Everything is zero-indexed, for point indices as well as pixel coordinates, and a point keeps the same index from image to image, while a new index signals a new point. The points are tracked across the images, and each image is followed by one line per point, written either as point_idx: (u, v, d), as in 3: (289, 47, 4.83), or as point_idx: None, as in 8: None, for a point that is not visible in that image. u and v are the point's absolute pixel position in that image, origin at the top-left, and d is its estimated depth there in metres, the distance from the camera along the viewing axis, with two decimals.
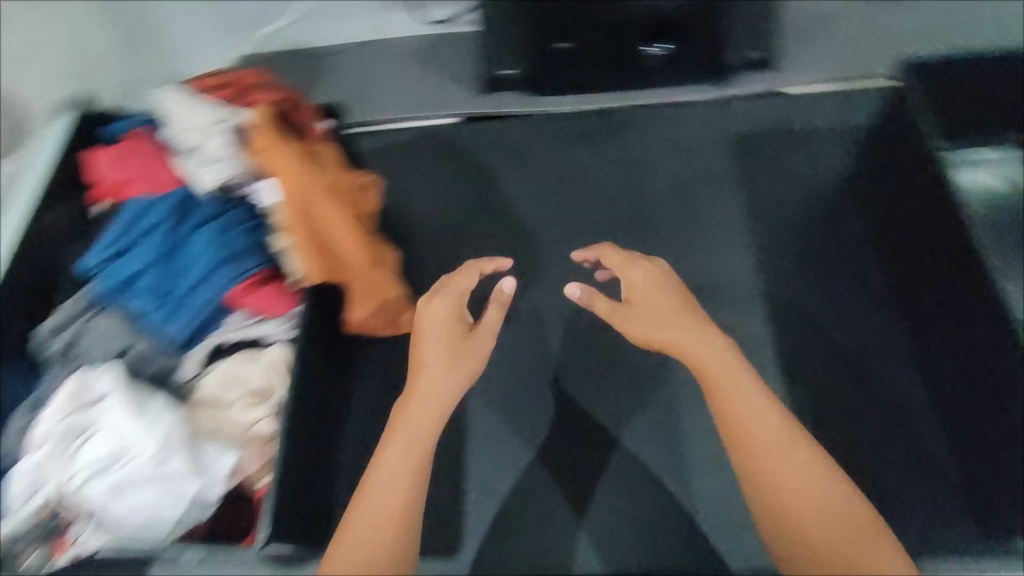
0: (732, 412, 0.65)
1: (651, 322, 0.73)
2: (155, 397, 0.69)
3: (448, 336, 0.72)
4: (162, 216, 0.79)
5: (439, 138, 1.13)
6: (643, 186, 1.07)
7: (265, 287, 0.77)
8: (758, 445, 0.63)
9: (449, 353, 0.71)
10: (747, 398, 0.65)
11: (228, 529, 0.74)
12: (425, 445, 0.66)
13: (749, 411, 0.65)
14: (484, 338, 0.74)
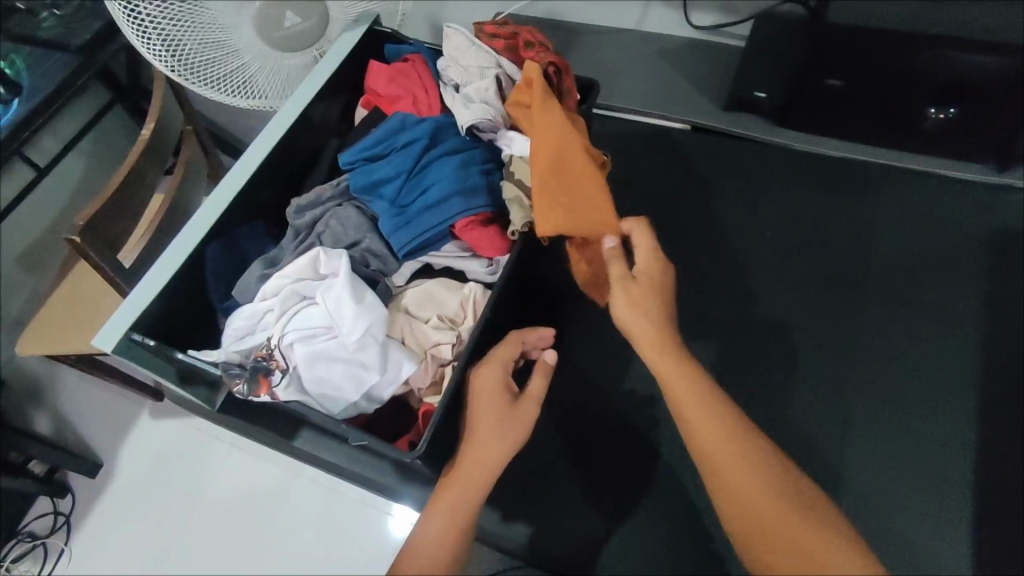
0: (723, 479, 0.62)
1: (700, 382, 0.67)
2: (368, 290, 0.75)
3: (500, 407, 0.70)
4: (417, 137, 0.86)
5: (662, 140, 1.15)
6: (871, 251, 1.01)
7: (487, 228, 0.81)
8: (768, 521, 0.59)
9: (503, 420, 0.69)
10: (757, 476, 0.61)
11: (384, 429, 0.80)
12: (470, 495, 0.66)
13: (751, 492, 0.60)
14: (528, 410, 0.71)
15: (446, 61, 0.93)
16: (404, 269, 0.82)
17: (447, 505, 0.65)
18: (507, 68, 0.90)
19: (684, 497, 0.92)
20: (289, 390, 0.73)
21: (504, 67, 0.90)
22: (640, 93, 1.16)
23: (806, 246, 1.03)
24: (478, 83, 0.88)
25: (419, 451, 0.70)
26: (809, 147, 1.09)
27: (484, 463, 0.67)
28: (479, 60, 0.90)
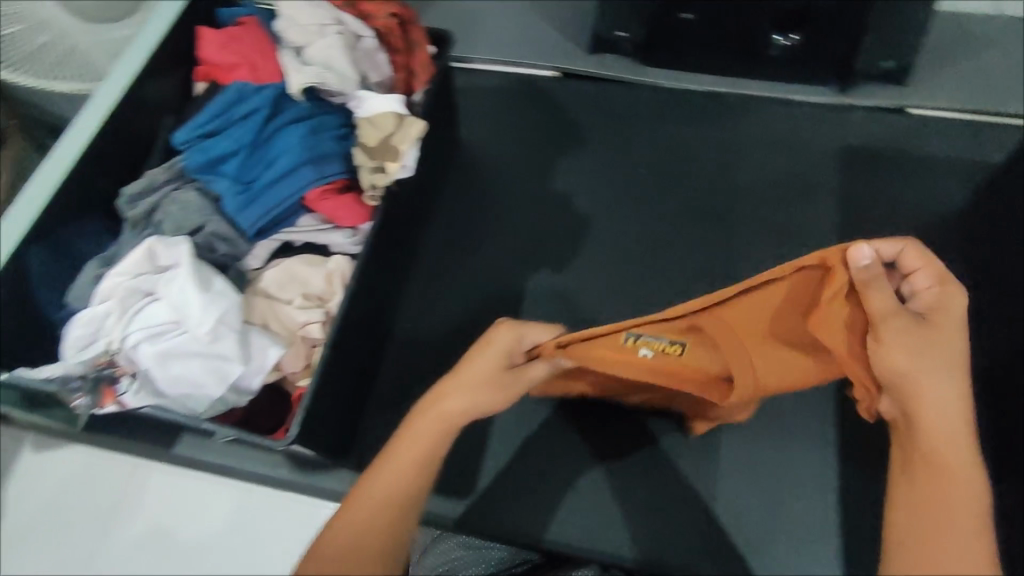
0: (925, 487, 0.50)
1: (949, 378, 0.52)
2: (217, 278, 0.69)
3: (498, 368, 0.59)
4: (258, 106, 0.79)
5: (532, 91, 1.13)
6: (740, 179, 1.04)
7: (343, 196, 0.77)
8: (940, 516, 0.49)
9: (495, 380, 0.58)
10: (967, 490, 0.49)
11: (261, 422, 0.76)
12: (431, 459, 0.55)
13: (932, 492, 0.50)
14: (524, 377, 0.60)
15: (281, 20, 0.85)
16: (260, 251, 0.76)
17: (428, 443, 0.56)
18: (349, 24, 0.85)
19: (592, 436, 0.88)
20: (142, 395, 0.68)
21: (346, 24, 0.85)
22: (502, 45, 1.13)
23: (678, 181, 1.05)
24: (319, 43, 0.82)
25: (289, 439, 0.69)
26: (673, 84, 1.10)
27: (450, 417, 0.57)
28: (317, 18, 0.84)
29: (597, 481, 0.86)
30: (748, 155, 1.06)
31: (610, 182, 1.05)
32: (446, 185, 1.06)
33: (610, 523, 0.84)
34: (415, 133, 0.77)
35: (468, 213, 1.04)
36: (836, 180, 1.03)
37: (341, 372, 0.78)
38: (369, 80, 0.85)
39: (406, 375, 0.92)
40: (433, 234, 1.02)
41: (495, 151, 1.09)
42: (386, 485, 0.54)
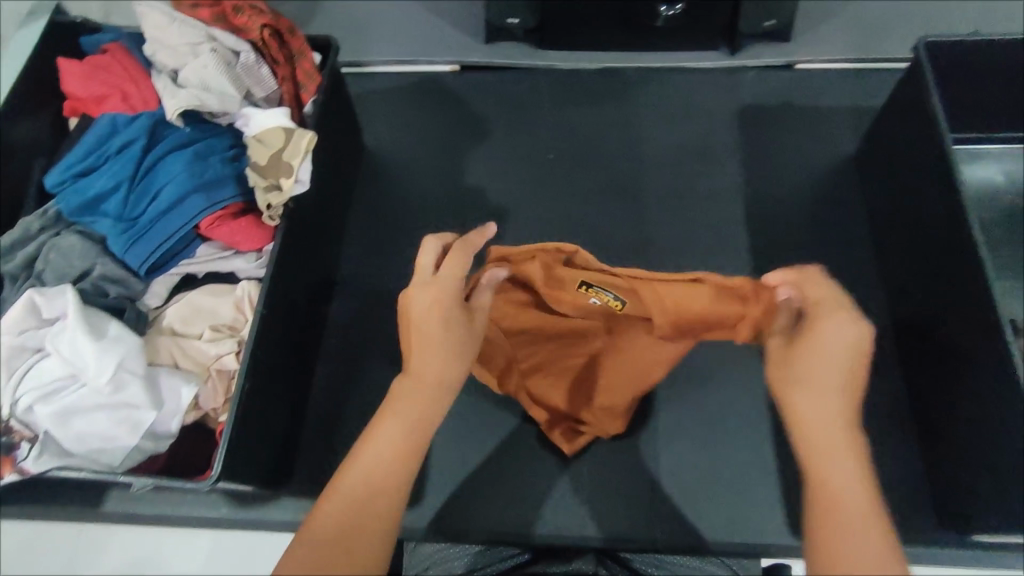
0: (824, 477, 0.55)
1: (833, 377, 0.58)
2: (111, 323, 0.66)
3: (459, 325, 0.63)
4: (134, 136, 0.75)
5: (432, 87, 1.12)
6: (645, 151, 1.06)
7: (239, 219, 0.74)
8: (844, 513, 0.53)
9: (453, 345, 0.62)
10: (842, 472, 0.55)
11: (187, 464, 0.73)
12: (433, 399, 0.61)
13: (830, 486, 0.55)
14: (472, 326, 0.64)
15: (150, 44, 0.81)
16: (158, 288, 0.73)
17: (418, 403, 0.60)
18: (222, 40, 0.81)
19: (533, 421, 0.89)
20: (46, 458, 0.64)
21: (218, 40, 0.80)
22: (398, 47, 1.13)
23: (586, 159, 1.06)
24: (192, 64, 0.78)
25: (211, 480, 0.66)
26: (572, 66, 1.12)
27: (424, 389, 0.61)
28: (187, 38, 0.80)
29: (542, 464, 0.86)
30: (650, 125, 1.08)
31: (521, 168, 1.06)
32: (358, 193, 1.04)
33: (560, 503, 0.84)
34: (305, 146, 0.75)
35: (384, 218, 1.02)
36: (736, 138, 1.07)
37: (262, 397, 0.76)
38: (253, 96, 0.82)
39: (337, 391, 0.90)
40: (349, 244, 1.00)
41: (403, 151, 1.07)
42: (380, 471, 0.57)
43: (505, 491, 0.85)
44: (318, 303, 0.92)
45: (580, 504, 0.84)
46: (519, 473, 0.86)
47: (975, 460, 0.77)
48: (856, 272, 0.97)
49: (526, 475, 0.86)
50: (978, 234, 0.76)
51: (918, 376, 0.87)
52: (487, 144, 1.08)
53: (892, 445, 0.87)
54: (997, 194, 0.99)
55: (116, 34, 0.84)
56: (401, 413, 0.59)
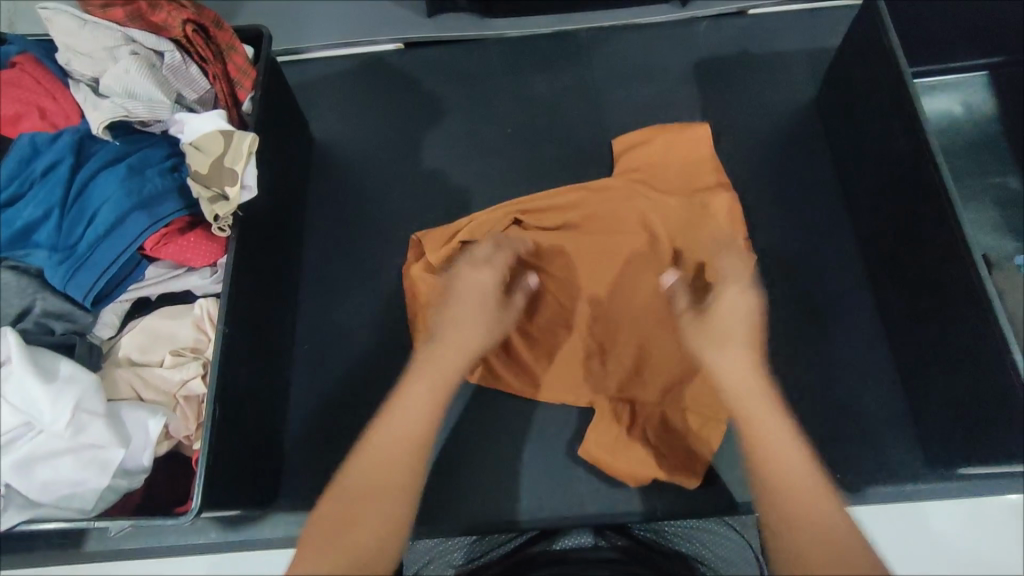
0: (767, 445, 0.64)
1: (745, 351, 0.71)
2: (62, 362, 0.61)
3: (488, 304, 0.78)
4: (60, 156, 0.68)
5: (378, 68, 1.06)
6: (605, 115, 1.03)
7: (187, 235, 0.70)
8: (770, 466, 0.62)
9: (475, 310, 0.77)
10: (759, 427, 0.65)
11: (166, 496, 0.70)
12: (445, 381, 0.71)
13: (781, 448, 0.63)
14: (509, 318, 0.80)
15: (62, 52, 0.74)
16: (108, 317, 0.68)
17: (428, 397, 0.69)
18: (142, 41, 0.74)
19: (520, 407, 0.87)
20: (11, 512, 0.60)
21: (139, 41, 0.74)
22: (337, 30, 1.07)
23: (547, 130, 1.03)
24: (112, 70, 0.72)
25: (193, 512, 0.64)
26: (521, 34, 1.08)
27: (458, 352, 0.74)
28: (103, 41, 0.73)
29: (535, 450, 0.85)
30: (608, 88, 1.05)
31: (480, 146, 1.02)
32: (313, 190, 0.99)
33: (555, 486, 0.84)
34: (247, 149, 0.70)
35: (343, 213, 0.98)
36: (696, 93, 1.04)
37: (236, 419, 0.73)
38: (185, 100, 0.76)
39: (317, 398, 0.87)
40: (311, 244, 0.95)
41: (356, 140, 1.02)
42: (393, 440, 0.65)
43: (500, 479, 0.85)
44: (284, 310, 0.88)
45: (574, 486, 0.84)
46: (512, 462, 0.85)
47: (956, 396, 0.78)
48: (827, 219, 0.96)
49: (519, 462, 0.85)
50: (948, 172, 0.76)
51: (895, 318, 0.88)
52: (442, 124, 1.03)
53: (876, 388, 0.88)
54: (958, 126, 0.99)
55: (22, 43, 0.77)
56: (413, 415, 0.68)
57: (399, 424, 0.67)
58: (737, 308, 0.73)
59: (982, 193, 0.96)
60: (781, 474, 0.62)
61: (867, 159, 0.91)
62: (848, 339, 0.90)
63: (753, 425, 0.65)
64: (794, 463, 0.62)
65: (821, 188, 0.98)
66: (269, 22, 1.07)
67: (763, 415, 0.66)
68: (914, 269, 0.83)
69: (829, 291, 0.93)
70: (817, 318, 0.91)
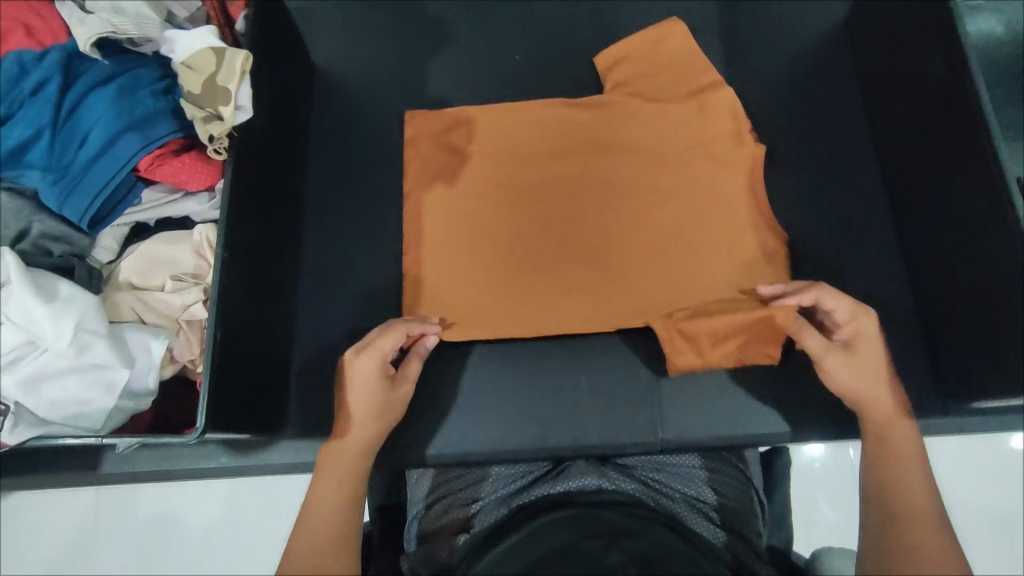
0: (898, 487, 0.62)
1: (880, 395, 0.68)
2: (61, 283, 0.61)
3: (377, 391, 0.70)
4: (48, 75, 0.66)
5: None
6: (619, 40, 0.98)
7: (181, 156, 0.68)
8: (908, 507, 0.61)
9: (377, 408, 0.70)
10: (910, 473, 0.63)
11: (173, 418, 0.72)
12: (362, 434, 0.69)
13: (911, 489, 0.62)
14: (405, 393, 0.72)
15: None
16: (107, 241, 0.68)
17: (360, 426, 0.69)
18: None
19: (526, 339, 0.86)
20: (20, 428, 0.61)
21: None
22: None
23: (556, 55, 0.98)
24: None
25: (198, 433, 0.65)
26: None
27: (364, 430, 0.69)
28: None
29: (539, 381, 0.84)
30: (622, 9, 0.99)
31: (486, 72, 0.97)
32: (315, 118, 0.96)
33: (559, 417, 0.83)
34: (240, 67, 0.67)
35: (344, 143, 0.95)
36: (715, 14, 0.98)
37: (239, 344, 0.73)
38: (175, 18, 0.73)
39: (323, 329, 0.87)
40: (312, 175, 0.93)
41: (357, 67, 0.98)
42: (329, 502, 0.64)
43: (502, 410, 0.84)
44: (287, 240, 0.87)
45: (579, 418, 0.83)
46: (516, 393, 0.84)
47: (975, 329, 0.76)
48: (849, 148, 0.92)
49: (523, 394, 0.84)
50: (984, 92, 0.72)
51: (917, 254, 0.85)
52: (447, 48, 0.99)
53: (894, 324, 0.85)
54: (994, 50, 0.93)
55: None
56: (350, 439, 0.68)
57: (340, 447, 0.68)
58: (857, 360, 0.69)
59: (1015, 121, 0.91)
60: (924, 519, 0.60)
61: (898, 80, 0.85)
62: (868, 274, 0.87)
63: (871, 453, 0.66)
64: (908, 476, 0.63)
65: (845, 116, 0.93)
66: None
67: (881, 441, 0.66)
68: (940, 200, 0.79)
69: (849, 223, 0.89)
70: (833, 251, 0.88)
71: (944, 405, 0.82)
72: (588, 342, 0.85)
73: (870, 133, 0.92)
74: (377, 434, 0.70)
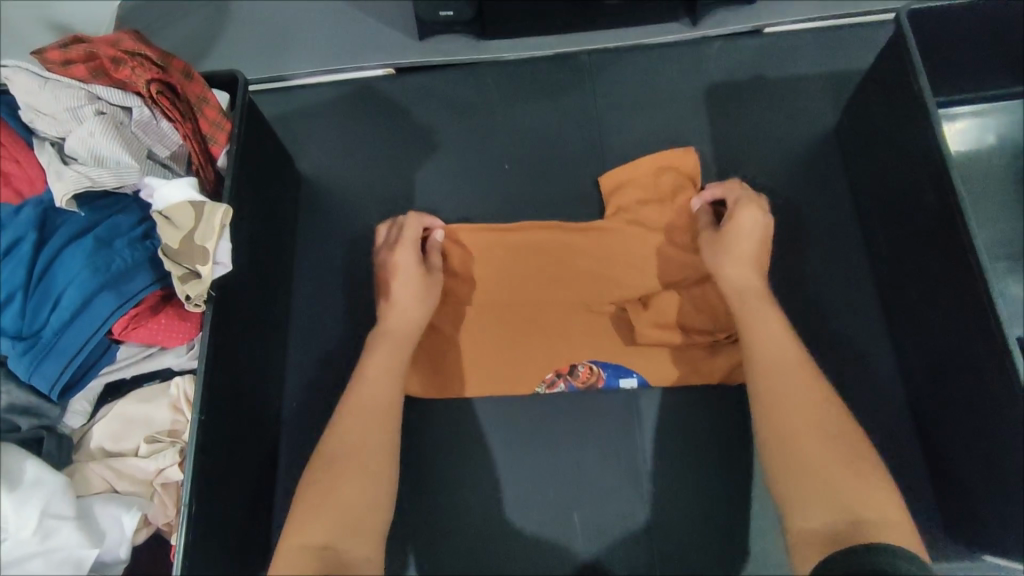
0: (804, 453, 0.64)
1: (754, 291, 0.77)
2: (27, 461, 0.58)
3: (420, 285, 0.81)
4: (21, 233, 0.64)
5: (369, 97, 1.01)
6: (609, 148, 0.97)
7: (159, 315, 0.66)
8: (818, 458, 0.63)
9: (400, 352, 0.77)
10: (822, 427, 0.65)
11: None
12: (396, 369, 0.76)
13: (817, 451, 0.64)
14: (437, 281, 0.83)
15: (25, 111, 0.69)
16: (79, 403, 0.65)
17: (387, 364, 0.76)
18: (106, 97, 0.69)
19: (518, 468, 0.83)
20: None
21: (103, 99, 0.69)
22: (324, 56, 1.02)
23: (547, 162, 0.97)
24: (77, 132, 0.67)
25: None
26: (518, 58, 1.02)
27: (400, 337, 0.79)
28: (64, 101, 0.67)
29: (531, 516, 0.81)
30: (612, 114, 0.98)
31: (476, 179, 0.96)
32: (303, 230, 0.94)
33: (553, 554, 0.80)
34: (220, 221, 0.65)
35: (332, 256, 0.93)
36: (706, 119, 0.97)
37: (218, 500, 0.70)
38: (157, 157, 0.72)
39: (308, 459, 0.84)
40: (299, 291, 0.91)
41: (346, 176, 0.97)
42: (369, 407, 0.72)
43: (495, 546, 0.80)
44: (272, 365, 0.85)
45: (573, 555, 0.80)
46: (508, 528, 0.81)
47: (981, 469, 0.73)
48: (846, 260, 0.90)
49: (515, 529, 0.81)
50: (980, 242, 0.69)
51: (917, 377, 0.83)
52: (437, 155, 0.97)
53: (896, 449, 0.83)
54: (988, 161, 0.93)
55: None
56: (385, 372, 0.76)
57: (374, 385, 0.74)
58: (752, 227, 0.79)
59: (1012, 234, 0.90)
60: (830, 466, 0.62)
61: (889, 196, 0.84)
62: (867, 396, 0.85)
63: (763, 379, 0.70)
64: (826, 445, 0.64)
65: (842, 226, 0.92)
66: (259, 52, 1.03)
67: (774, 371, 0.70)
68: (938, 333, 0.77)
69: (848, 341, 0.87)
70: (833, 370, 0.86)
71: (950, 538, 0.79)
72: (583, 472, 0.82)
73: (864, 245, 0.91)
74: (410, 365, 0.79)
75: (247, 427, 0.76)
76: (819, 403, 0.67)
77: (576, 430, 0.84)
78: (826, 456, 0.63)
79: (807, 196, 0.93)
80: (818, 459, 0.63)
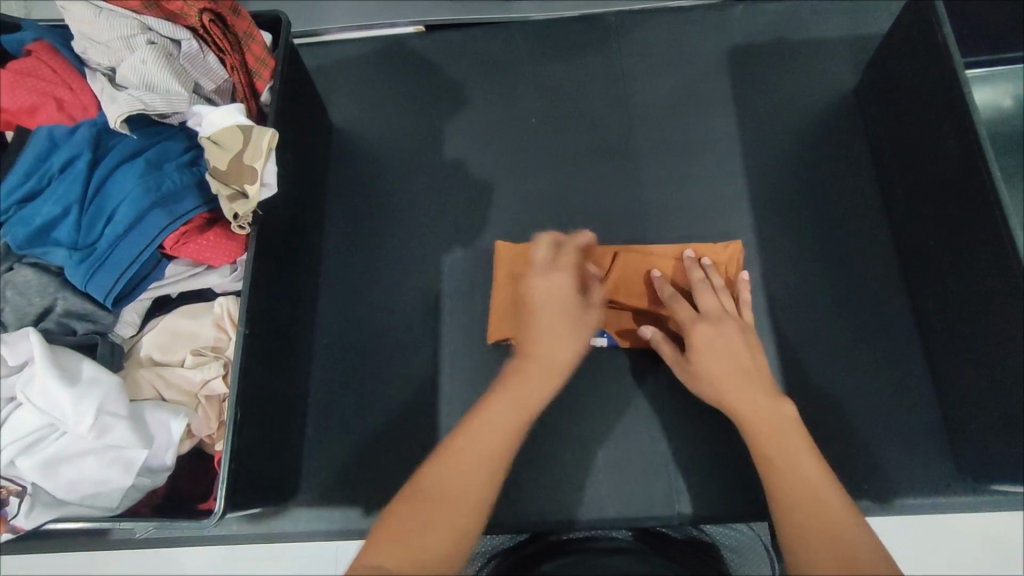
0: (799, 515, 0.61)
1: (730, 360, 0.74)
2: (84, 363, 0.61)
3: (576, 308, 0.75)
4: (77, 151, 0.66)
5: (400, 53, 1.03)
6: (634, 105, 0.99)
7: (206, 234, 0.69)
8: (822, 524, 0.59)
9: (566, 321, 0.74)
10: (818, 497, 0.62)
11: (189, 491, 0.71)
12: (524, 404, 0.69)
13: (817, 514, 0.60)
14: (593, 318, 0.76)
15: (78, 40, 0.71)
16: (129, 316, 0.68)
17: (552, 367, 0.72)
18: (158, 29, 0.71)
19: (541, 407, 0.85)
20: (39, 511, 0.59)
21: (154, 30, 0.71)
22: (357, 11, 1.04)
23: (573, 118, 0.99)
24: (129, 60, 0.69)
25: (216, 516, 0.64)
26: (546, 17, 1.04)
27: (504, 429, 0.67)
28: (119, 30, 0.70)
29: (552, 452, 0.84)
30: (635, 74, 1.01)
31: (503, 133, 0.99)
32: (335, 179, 0.97)
33: (573, 488, 0.83)
34: (267, 144, 0.68)
35: (363, 203, 0.96)
36: (728, 80, 1.00)
37: (255, 418, 0.72)
38: (202, 90, 0.75)
39: (338, 394, 0.87)
40: (330, 235, 0.94)
41: (378, 128, 1.00)
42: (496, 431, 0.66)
43: (516, 480, 0.83)
44: (304, 304, 0.88)
45: (592, 490, 0.82)
46: (529, 464, 0.83)
47: (993, 409, 0.76)
48: (863, 216, 0.93)
49: (537, 464, 0.83)
50: (1001, 181, 0.71)
51: (932, 328, 0.85)
52: (466, 109, 1.00)
53: (909, 397, 0.85)
54: (1006, 122, 0.95)
55: (39, 29, 0.74)
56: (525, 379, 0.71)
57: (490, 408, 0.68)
58: (716, 344, 0.75)
59: None
60: (820, 531, 0.59)
61: (908, 147, 0.86)
62: (881, 346, 0.87)
63: (763, 448, 0.68)
64: (826, 510, 0.61)
65: (859, 184, 0.94)
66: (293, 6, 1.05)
67: (775, 441, 0.68)
68: (955, 279, 0.80)
69: (864, 294, 0.89)
70: (848, 320, 0.88)
71: (959, 483, 0.82)
72: (602, 410, 0.85)
73: (880, 200, 0.93)
74: (565, 366, 0.73)
75: (281, 355, 0.79)
76: (817, 477, 0.64)
77: (599, 373, 0.86)
78: (823, 529, 0.59)
79: (826, 154, 0.96)
80: (814, 522, 0.60)
